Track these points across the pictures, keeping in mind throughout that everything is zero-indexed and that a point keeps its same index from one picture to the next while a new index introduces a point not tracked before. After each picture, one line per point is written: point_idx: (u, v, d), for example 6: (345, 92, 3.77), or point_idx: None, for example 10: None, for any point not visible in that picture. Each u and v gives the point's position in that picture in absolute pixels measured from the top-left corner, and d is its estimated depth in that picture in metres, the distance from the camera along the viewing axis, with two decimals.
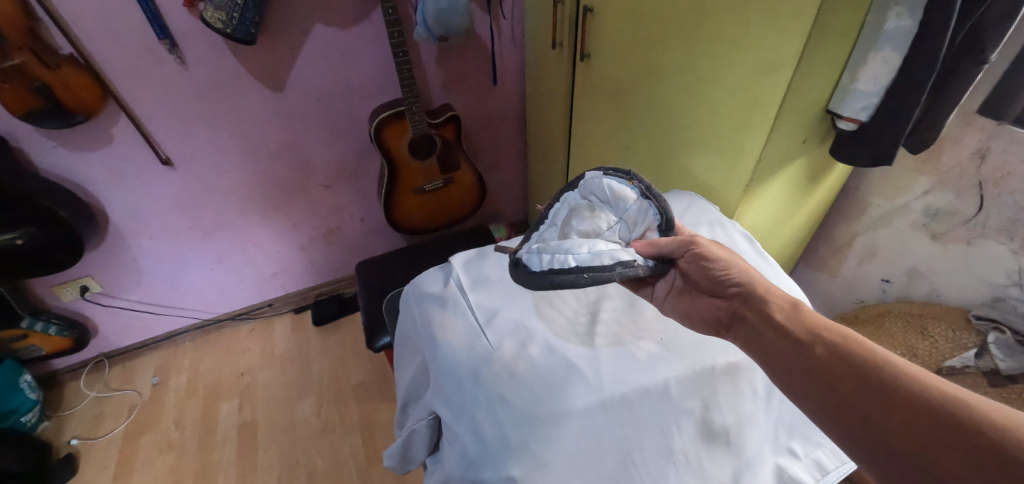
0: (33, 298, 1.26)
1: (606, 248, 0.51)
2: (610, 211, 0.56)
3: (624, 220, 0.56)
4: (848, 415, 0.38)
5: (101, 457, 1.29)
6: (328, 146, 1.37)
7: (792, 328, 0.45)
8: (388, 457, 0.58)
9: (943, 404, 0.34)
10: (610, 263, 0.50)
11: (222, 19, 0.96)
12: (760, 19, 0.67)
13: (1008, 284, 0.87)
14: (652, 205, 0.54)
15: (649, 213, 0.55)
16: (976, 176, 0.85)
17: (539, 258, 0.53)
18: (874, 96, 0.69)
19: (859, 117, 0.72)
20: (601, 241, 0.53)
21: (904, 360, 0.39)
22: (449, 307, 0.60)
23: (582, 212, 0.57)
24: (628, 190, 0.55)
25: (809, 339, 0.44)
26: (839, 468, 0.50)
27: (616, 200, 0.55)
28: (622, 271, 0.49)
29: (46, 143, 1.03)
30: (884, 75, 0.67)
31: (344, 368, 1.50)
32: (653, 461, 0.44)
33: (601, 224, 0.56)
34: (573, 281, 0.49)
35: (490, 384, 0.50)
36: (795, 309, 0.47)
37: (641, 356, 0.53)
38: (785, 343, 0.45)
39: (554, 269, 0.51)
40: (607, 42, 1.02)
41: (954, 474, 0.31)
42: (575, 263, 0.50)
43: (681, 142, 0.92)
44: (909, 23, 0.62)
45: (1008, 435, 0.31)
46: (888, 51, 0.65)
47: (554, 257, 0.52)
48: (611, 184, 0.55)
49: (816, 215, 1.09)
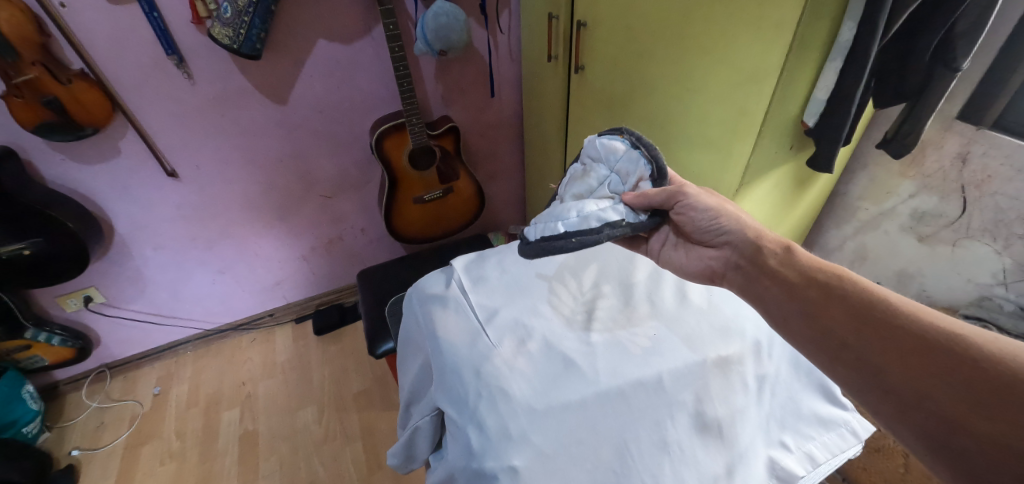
0: (36, 308, 1.28)
1: (594, 209, 0.56)
2: (601, 167, 0.59)
3: (616, 173, 0.59)
4: (846, 353, 0.41)
5: (102, 467, 1.29)
6: (331, 158, 1.40)
7: (781, 275, 0.48)
8: (391, 455, 0.59)
9: (934, 336, 0.37)
10: (597, 225, 0.54)
11: (230, 35, 0.99)
12: (745, 33, 0.71)
13: (994, 284, 0.89)
14: (640, 154, 0.57)
15: (637, 162, 0.57)
16: (958, 180, 0.88)
17: (534, 228, 0.58)
18: (822, 103, 0.73)
19: (810, 122, 0.77)
20: (590, 201, 0.57)
21: (896, 296, 0.42)
22: (450, 306, 0.62)
23: (575, 176, 0.61)
24: (618, 143, 0.59)
25: (806, 287, 0.46)
26: (829, 461, 0.52)
27: (607, 154, 0.59)
28: (609, 231, 0.54)
29: (54, 155, 1.06)
30: (830, 83, 0.71)
31: (345, 375, 1.51)
32: (648, 454, 0.46)
33: (592, 182, 0.59)
34: (564, 245, 0.54)
35: (490, 378, 0.52)
36: (788, 254, 0.50)
37: (636, 350, 0.55)
38: (783, 297, 0.47)
39: (546, 236, 0.56)
40: (599, 55, 1.06)
41: (951, 405, 0.34)
42: (564, 228, 0.55)
43: (673, 150, 0.95)
44: (855, 37, 0.66)
45: (996, 360, 0.34)
46: (837, 62, 0.69)
47: (547, 225, 0.57)
48: (602, 141, 0.60)
49: (807, 218, 1.12)
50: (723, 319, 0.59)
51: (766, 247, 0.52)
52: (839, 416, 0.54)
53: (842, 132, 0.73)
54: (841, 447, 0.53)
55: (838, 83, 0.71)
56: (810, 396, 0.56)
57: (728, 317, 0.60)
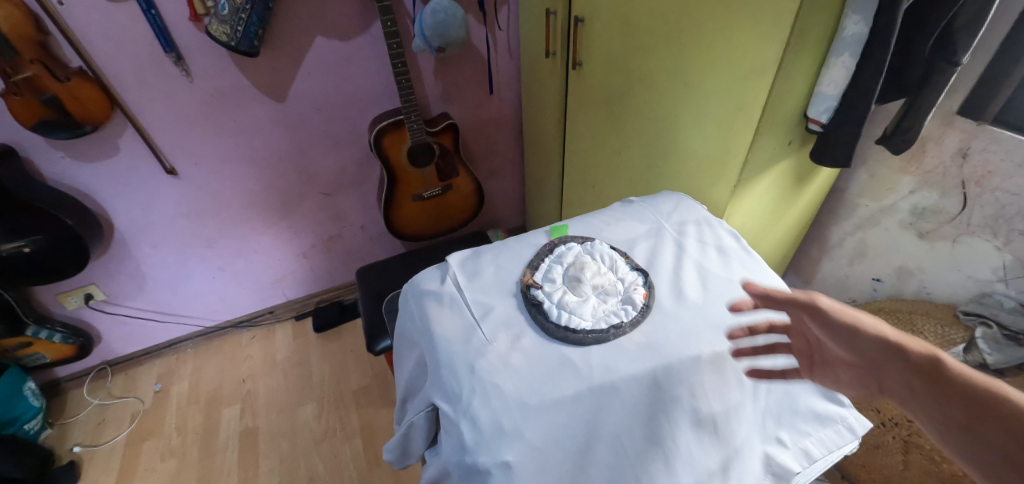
0: (38, 306, 1.28)
1: (605, 312, 0.57)
2: (611, 272, 0.62)
3: (622, 280, 0.61)
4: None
5: (103, 463, 1.30)
6: (329, 155, 1.40)
7: (930, 391, 0.40)
8: (387, 450, 0.59)
9: None
10: (605, 326, 0.55)
11: (227, 32, 0.99)
12: (742, 26, 0.70)
13: (994, 280, 0.89)
14: (614, 250, 0.65)
15: (616, 254, 0.64)
16: (958, 175, 0.88)
17: (554, 311, 0.56)
18: (835, 99, 0.73)
19: (821, 119, 0.76)
20: (601, 301, 0.58)
21: None
22: (446, 302, 0.59)
23: (590, 266, 0.61)
24: (624, 263, 0.63)
25: (957, 405, 0.38)
26: (826, 458, 0.53)
27: (614, 265, 0.63)
28: (616, 332, 0.54)
29: (54, 153, 1.06)
30: (842, 80, 0.70)
31: (345, 372, 1.52)
32: (642, 449, 0.47)
33: (605, 280, 0.60)
34: (579, 340, 0.53)
35: (484, 374, 0.50)
36: (932, 362, 0.41)
37: (629, 346, 0.53)
38: (930, 409, 0.40)
39: (563, 325, 0.54)
40: (598, 51, 1.05)
41: None
42: (578, 324, 0.55)
43: (672, 146, 0.95)
44: (866, 30, 0.65)
45: None
46: (846, 57, 0.68)
47: (567, 315, 0.56)
48: (610, 252, 0.64)
49: (807, 214, 1.11)
50: (720, 315, 0.57)
51: (909, 354, 0.43)
52: (836, 412, 0.54)
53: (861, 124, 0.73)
54: (839, 443, 0.53)
55: (850, 79, 0.70)
56: (807, 392, 0.55)
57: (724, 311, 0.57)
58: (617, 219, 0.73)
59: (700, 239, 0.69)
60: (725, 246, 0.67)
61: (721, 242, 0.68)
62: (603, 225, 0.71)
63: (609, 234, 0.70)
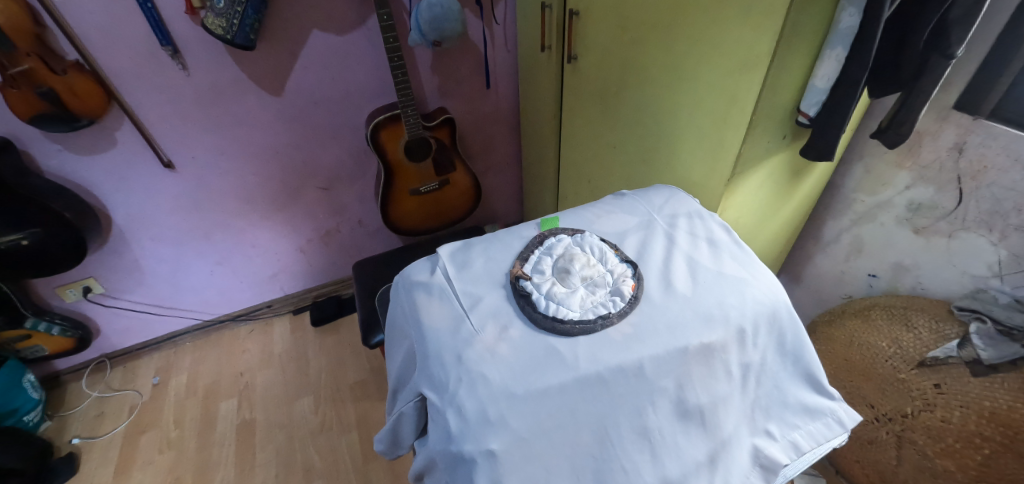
0: (36, 298, 1.28)
1: (593, 302, 0.56)
2: (601, 265, 0.62)
3: (612, 272, 0.61)
4: None
5: (101, 455, 1.31)
6: (327, 149, 1.40)
7: None
8: (378, 441, 0.59)
9: None
10: (592, 317, 0.55)
11: (223, 25, 0.98)
12: (733, 19, 0.70)
13: (989, 276, 0.88)
14: (604, 242, 0.65)
15: (605, 246, 0.64)
16: (954, 170, 0.87)
17: (543, 302, 0.56)
18: (824, 93, 0.72)
19: (809, 112, 0.76)
20: (589, 292, 0.58)
21: None
22: (435, 293, 0.59)
23: (580, 258, 0.61)
24: (613, 255, 0.63)
25: None
26: (813, 449, 0.56)
27: (603, 258, 0.62)
28: (603, 322, 0.54)
29: (51, 146, 1.06)
30: (834, 74, 0.70)
31: (342, 365, 1.53)
32: (629, 439, 0.48)
33: (595, 272, 0.60)
34: (566, 330, 0.53)
35: (470, 363, 0.50)
36: None
37: (617, 337, 0.53)
38: None
39: (551, 316, 0.54)
40: (593, 44, 1.05)
41: None
42: (567, 314, 0.54)
43: (667, 138, 0.94)
44: (859, 24, 0.65)
45: None
46: (840, 51, 0.67)
47: (556, 306, 0.55)
48: (599, 245, 0.64)
49: (804, 208, 1.11)
50: (705, 304, 0.56)
51: None
52: (825, 405, 0.58)
53: (846, 121, 0.73)
54: (826, 435, 0.57)
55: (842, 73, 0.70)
56: (796, 385, 0.59)
57: (713, 303, 0.57)
58: (609, 212, 0.73)
59: (692, 232, 0.69)
60: (717, 239, 0.67)
61: (713, 235, 0.68)
62: (595, 217, 0.71)
63: (600, 226, 0.70)
